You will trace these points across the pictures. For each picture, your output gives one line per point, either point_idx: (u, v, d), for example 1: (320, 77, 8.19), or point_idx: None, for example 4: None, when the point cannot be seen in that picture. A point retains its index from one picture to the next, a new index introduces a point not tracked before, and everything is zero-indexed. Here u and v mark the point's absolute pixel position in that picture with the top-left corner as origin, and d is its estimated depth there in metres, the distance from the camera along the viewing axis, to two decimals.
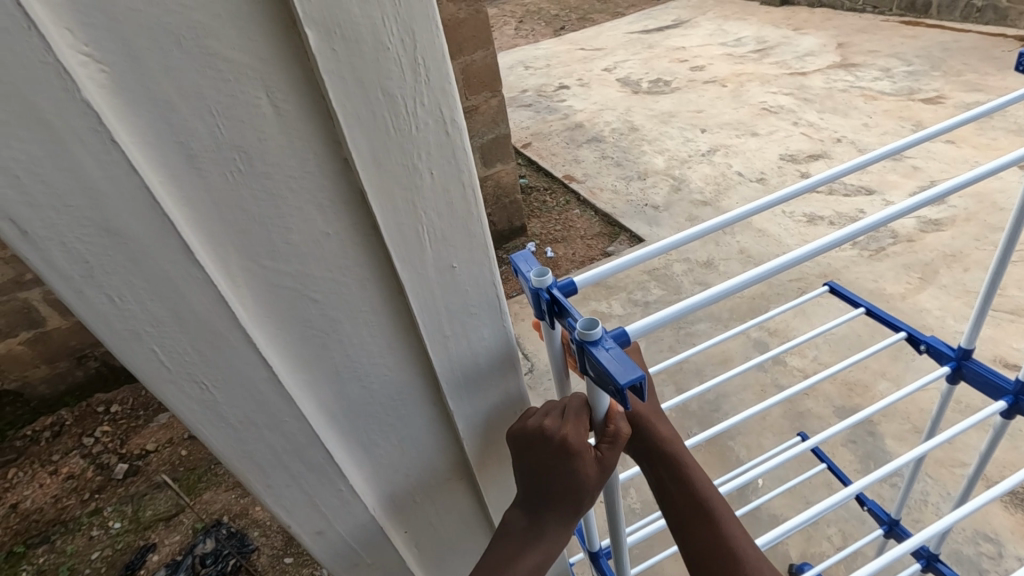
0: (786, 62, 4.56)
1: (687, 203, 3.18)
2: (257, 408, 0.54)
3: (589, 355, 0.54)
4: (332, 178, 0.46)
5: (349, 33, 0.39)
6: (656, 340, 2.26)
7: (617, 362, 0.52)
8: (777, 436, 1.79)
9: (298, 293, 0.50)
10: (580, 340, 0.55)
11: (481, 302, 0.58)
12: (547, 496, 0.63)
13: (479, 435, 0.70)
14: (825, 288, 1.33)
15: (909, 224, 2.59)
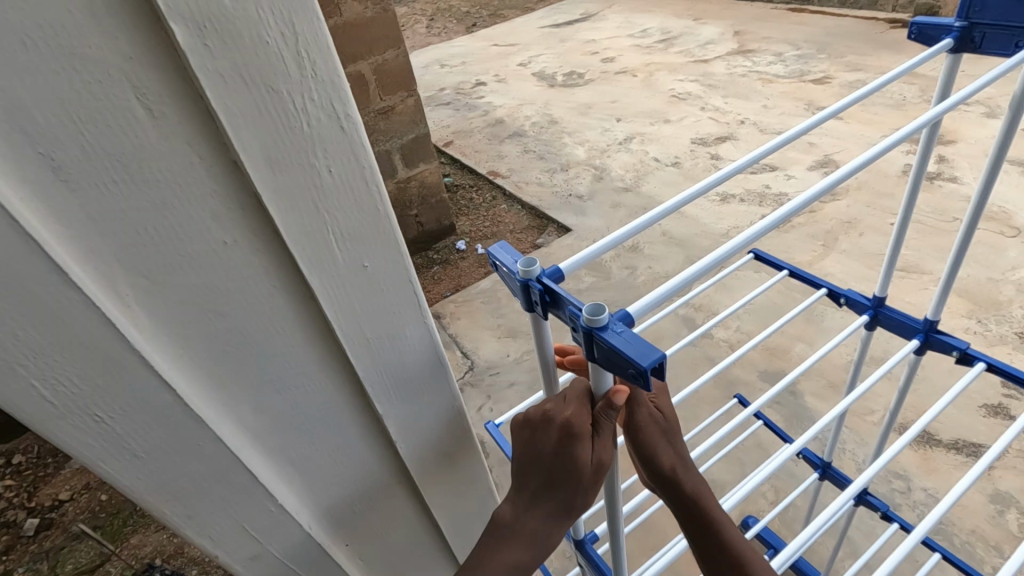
0: (690, 50, 4.79)
1: (610, 190, 3.27)
2: (166, 433, 0.50)
3: (599, 345, 0.52)
4: (224, 184, 0.43)
5: (224, 28, 0.37)
6: None
7: (635, 347, 0.50)
8: (710, 405, 1.89)
9: (199, 306, 0.47)
10: (587, 330, 0.52)
11: (401, 300, 0.57)
12: (540, 482, 0.62)
13: (413, 436, 0.69)
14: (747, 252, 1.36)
15: (810, 196, 2.79)
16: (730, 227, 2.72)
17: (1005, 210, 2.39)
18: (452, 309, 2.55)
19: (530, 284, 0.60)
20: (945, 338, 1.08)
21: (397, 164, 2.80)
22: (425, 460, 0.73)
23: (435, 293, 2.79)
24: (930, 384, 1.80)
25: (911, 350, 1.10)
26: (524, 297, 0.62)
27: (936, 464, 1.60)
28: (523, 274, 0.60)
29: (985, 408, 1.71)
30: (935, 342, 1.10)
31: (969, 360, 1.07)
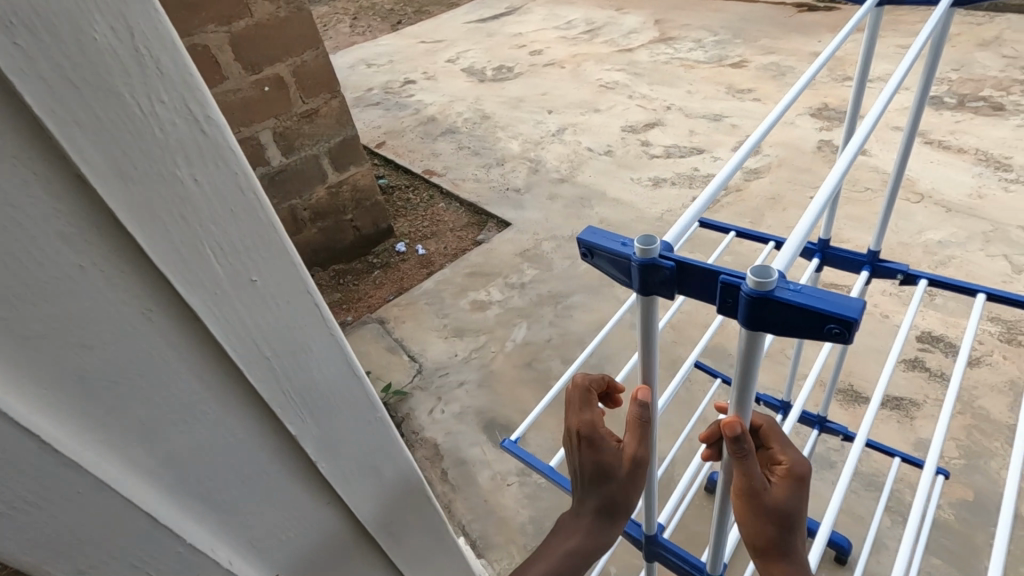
0: (614, 40, 4.87)
1: (546, 182, 3.29)
2: (36, 483, 0.45)
3: (777, 305, 0.52)
4: (69, 200, 0.40)
5: (37, 27, 0.35)
6: (537, 318, 2.33)
7: (821, 299, 0.51)
8: None
9: (61, 338, 0.43)
10: (758, 292, 0.53)
11: (295, 308, 0.56)
12: (602, 479, 0.78)
13: (340, 452, 0.68)
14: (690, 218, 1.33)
15: (737, 176, 2.90)
16: (664, 211, 2.80)
17: (910, 177, 2.57)
18: (396, 313, 2.50)
19: (656, 264, 0.60)
20: (890, 264, 1.14)
21: (327, 168, 2.72)
22: (350, 475, 0.71)
23: (378, 298, 2.73)
24: (855, 345, 1.92)
25: (864, 279, 1.14)
26: (642, 280, 0.62)
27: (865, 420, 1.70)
28: (646, 254, 0.60)
29: (904, 362, 1.84)
30: (882, 270, 1.16)
31: (912, 280, 1.12)
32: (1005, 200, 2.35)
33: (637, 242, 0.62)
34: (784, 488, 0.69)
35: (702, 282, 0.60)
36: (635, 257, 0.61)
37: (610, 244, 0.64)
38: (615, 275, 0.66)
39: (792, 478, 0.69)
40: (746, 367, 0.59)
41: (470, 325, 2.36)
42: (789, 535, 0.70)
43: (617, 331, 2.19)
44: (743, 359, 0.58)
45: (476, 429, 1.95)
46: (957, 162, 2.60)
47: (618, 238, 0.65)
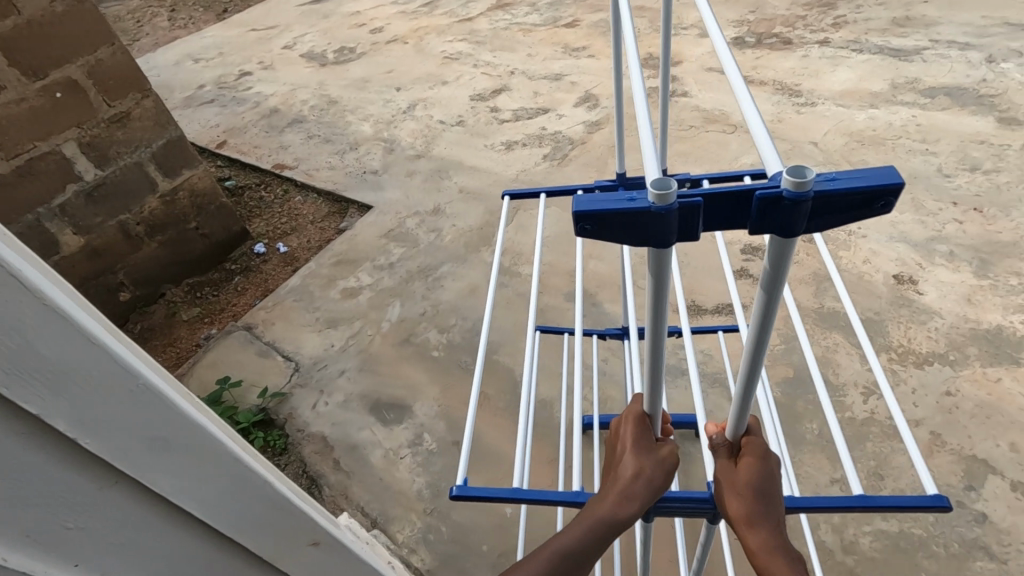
0: (453, 11, 4.85)
1: (403, 159, 3.25)
2: None
3: (826, 196, 0.51)
4: None
5: None
6: (410, 294, 2.34)
7: (865, 179, 0.51)
8: (529, 336, 2.07)
9: None
10: (803, 192, 0.51)
11: (34, 309, 0.45)
12: (629, 473, 0.76)
13: (217, 499, 0.64)
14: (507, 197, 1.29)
15: (579, 130, 3.07)
16: (518, 171, 2.90)
17: (724, 113, 2.88)
18: (263, 316, 2.38)
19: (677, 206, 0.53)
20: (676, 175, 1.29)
21: (155, 175, 2.49)
22: (190, 491, 0.61)
23: (243, 305, 2.58)
24: (693, 266, 2.15)
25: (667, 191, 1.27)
26: (667, 229, 0.54)
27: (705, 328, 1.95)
28: (668, 199, 0.52)
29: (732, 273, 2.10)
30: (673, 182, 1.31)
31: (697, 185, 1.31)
32: (798, 121, 2.71)
33: (648, 188, 0.53)
34: (750, 460, 0.76)
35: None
36: (656, 205, 0.52)
37: (609, 204, 0.54)
38: (620, 240, 0.56)
39: (757, 454, 0.76)
40: (778, 285, 0.55)
41: (344, 313, 2.32)
42: (757, 507, 0.73)
43: (488, 294, 2.27)
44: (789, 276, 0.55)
45: (362, 413, 1.94)
46: (759, 93, 2.95)
47: (615, 195, 0.55)
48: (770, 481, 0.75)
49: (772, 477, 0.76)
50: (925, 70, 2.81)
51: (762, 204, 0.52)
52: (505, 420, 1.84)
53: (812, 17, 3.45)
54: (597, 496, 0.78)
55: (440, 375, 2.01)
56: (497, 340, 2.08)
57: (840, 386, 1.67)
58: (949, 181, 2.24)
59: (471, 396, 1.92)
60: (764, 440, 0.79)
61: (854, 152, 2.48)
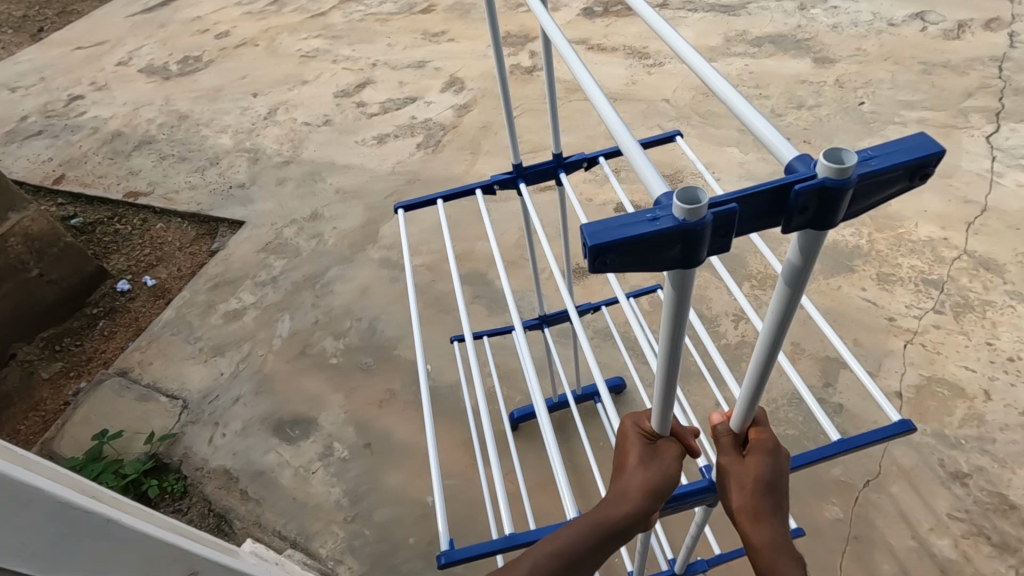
0: (303, 7, 4.61)
1: (271, 168, 3.06)
2: None
3: (866, 178, 0.47)
4: None
5: None
6: (298, 305, 2.24)
7: (899, 152, 0.48)
8: (427, 325, 2.07)
9: None
10: (844, 180, 0.46)
11: None
12: (636, 482, 0.73)
13: (7, 540, 0.60)
14: (402, 208, 1.23)
15: (449, 114, 3.06)
16: (394, 164, 2.84)
17: (584, 82, 2.99)
18: (138, 357, 2.18)
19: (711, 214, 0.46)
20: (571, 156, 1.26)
21: None
22: None
23: (113, 349, 2.35)
24: None
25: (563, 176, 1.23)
26: (700, 244, 0.47)
27: (592, 287, 2.05)
28: (705, 213, 0.45)
29: None
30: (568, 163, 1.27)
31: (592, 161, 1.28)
32: (651, 82, 2.88)
33: (677, 201, 0.45)
34: (758, 456, 0.73)
35: (753, 210, 0.49)
36: (693, 221, 0.45)
37: (633, 228, 0.46)
38: (643, 268, 0.48)
39: (766, 449, 0.74)
40: (805, 277, 0.52)
41: (230, 338, 2.18)
42: (761, 503, 0.71)
43: (380, 291, 2.23)
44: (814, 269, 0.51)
45: (265, 435, 1.85)
46: (613, 59, 3.09)
47: (633, 215, 0.47)
48: (779, 478, 0.73)
49: (781, 474, 0.73)
50: (751, 22, 3.07)
51: (803, 198, 0.47)
52: (415, 412, 1.83)
53: None
54: (604, 503, 0.74)
55: (342, 381, 1.95)
56: (396, 335, 2.06)
57: (715, 318, 1.83)
58: (781, 119, 2.49)
59: (377, 395, 1.89)
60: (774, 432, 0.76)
61: (701, 104, 2.68)
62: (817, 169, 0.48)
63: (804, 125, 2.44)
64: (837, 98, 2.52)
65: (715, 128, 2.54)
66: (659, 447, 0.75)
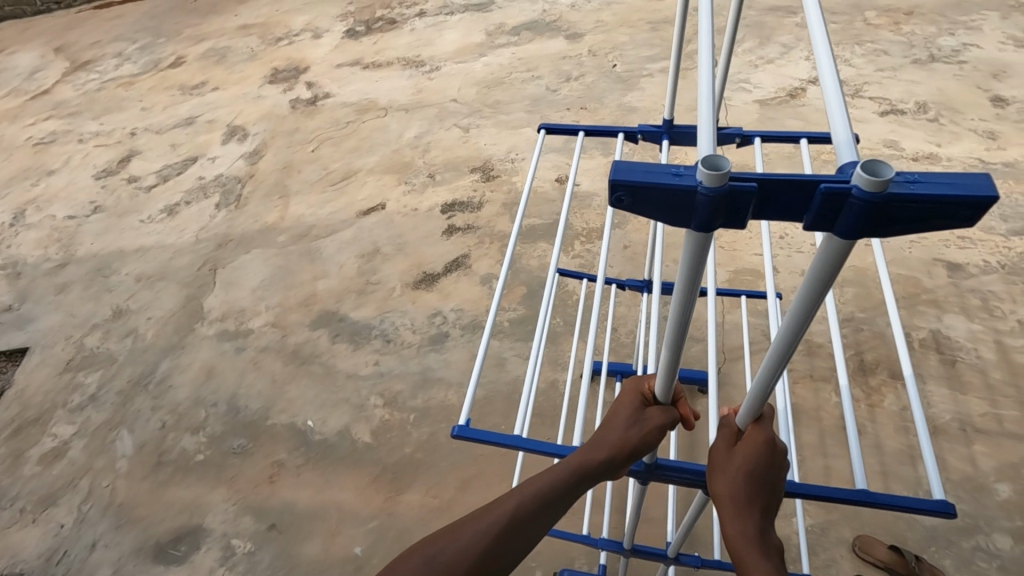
0: (16, 88, 3.89)
1: (41, 277, 2.59)
2: None
3: (912, 201, 0.40)
4: None
5: None
6: (136, 414, 1.96)
7: (960, 186, 0.40)
8: (294, 381, 1.94)
9: None
10: (880, 193, 0.40)
11: None
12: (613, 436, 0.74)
13: None
14: (543, 128, 1.08)
15: (242, 165, 2.87)
16: (196, 232, 2.59)
17: (371, 101, 3.01)
18: None
19: (722, 192, 0.43)
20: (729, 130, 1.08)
21: None
22: None
23: None
24: (411, 244, 2.28)
25: None
26: (705, 217, 0.44)
27: (446, 290, 2.10)
28: (719, 179, 0.42)
29: (445, 234, 2.28)
30: (724, 136, 1.10)
31: (750, 142, 1.09)
32: (434, 87, 2.99)
33: (698, 161, 0.44)
34: (752, 454, 0.71)
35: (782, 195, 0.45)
36: (704, 187, 0.42)
37: (648, 175, 0.45)
38: (656, 219, 0.46)
39: (759, 448, 0.71)
40: (822, 291, 0.47)
41: (58, 481, 1.83)
42: (744, 501, 0.71)
43: (227, 366, 2.04)
44: (822, 281, 0.46)
45: (146, 567, 1.61)
46: (391, 74, 3.15)
47: (655, 165, 0.46)
48: (768, 472, 0.71)
49: (774, 468, 0.72)
50: (505, 15, 3.33)
51: (828, 197, 0.42)
52: (312, 472, 1.73)
53: None
54: (580, 448, 0.76)
55: (218, 474, 1.76)
56: (263, 404, 1.90)
57: None
58: (557, 94, 2.76)
59: (265, 472, 1.74)
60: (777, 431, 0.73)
61: (487, 96, 2.85)
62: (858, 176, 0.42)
63: (577, 95, 2.74)
64: (595, 66, 2.87)
65: (505, 115, 2.73)
66: (642, 411, 0.75)
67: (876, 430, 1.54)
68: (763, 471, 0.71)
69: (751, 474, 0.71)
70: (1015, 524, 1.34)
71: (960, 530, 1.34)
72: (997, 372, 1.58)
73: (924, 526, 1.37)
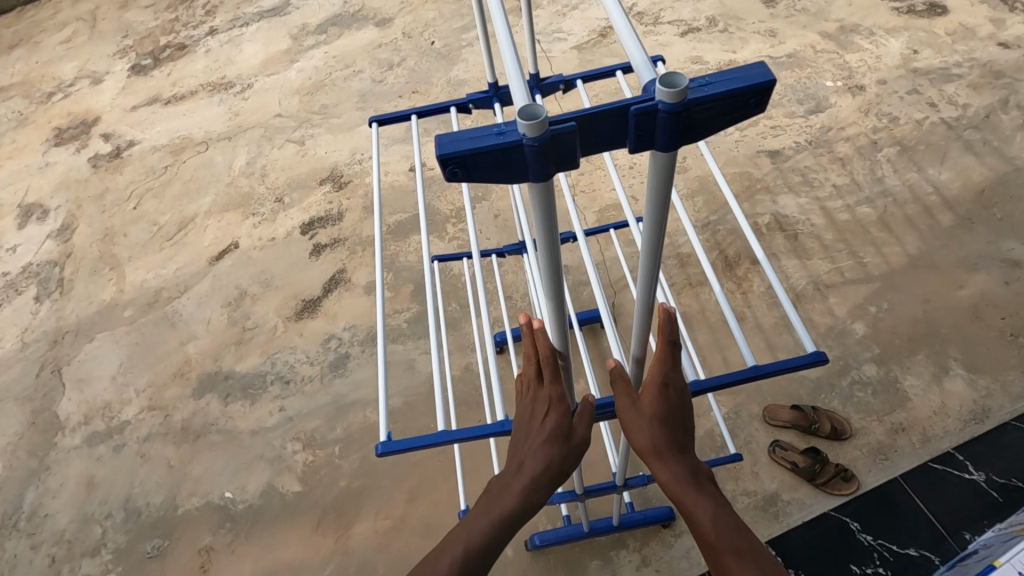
0: None
1: None
2: None
3: (709, 103, 0.44)
4: None
5: None
6: (14, 561, 1.67)
7: (741, 80, 0.45)
8: (196, 459, 1.76)
9: None
10: (680, 103, 0.44)
11: None
12: (539, 462, 0.74)
13: None
14: (376, 121, 1.03)
15: (52, 246, 2.47)
16: (18, 336, 2.21)
17: (185, 138, 2.72)
18: None
19: (549, 137, 0.44)
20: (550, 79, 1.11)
21: None
22: None
23: None
24: (279, 276, 2.12)
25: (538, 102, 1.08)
26: (540, 163, 0.45)
27: (331, 311, 1.99)
28: (540, 127, 0.44)
29: (313, 255, 2.16)
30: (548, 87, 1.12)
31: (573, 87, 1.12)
32: (252, 107, 2.77)
33: (517, 114, 0.44)
34: (651, 400, 0.77)
35: (603, 127, 0.47)
36: (529, 136, 0.43)
37: (477, 138, 0.45)
38: (499, 180, 0.47)
39: (656, 392, 0.77)
40: (663, 201, 0.51)
41: None
42: (660, 446, 0.75)
43: (110, 469, 1.79)
44: (658, 194, 0.50)
45: None
46: (198, 104, 2.86)
47: (481, 128, 0.46)
48: (673, 409, 0.77)
49: (677, 403, 0.77)
50: (305, 14, 3.14)
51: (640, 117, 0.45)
52: (246, 544, 1.59)
53: (183, 14, 3.40)
54: (507, 472, 0.76)
55: None
56: (166, 496, 1.71)
57: None
58: (384, 85, 2.68)
59: (194, 563, 1.58)
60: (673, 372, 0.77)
61: (312, 103, 2.70)
62: (657, 93, 0.45)
63: (404, 81, 2.67)
64: (413, 48, 2.81)
65: (337, 117, 2.61)
66: (559, 422, 0.74)
67: (754, 312, 1.71)
68: (666, 412, 0.76)
69: (656, 418, 0.76)
70: (874, 353, 1.57)
71: (838, 372, 1.56)
72: (829, 233, 1.82)
73: (810, 379, 1.57)
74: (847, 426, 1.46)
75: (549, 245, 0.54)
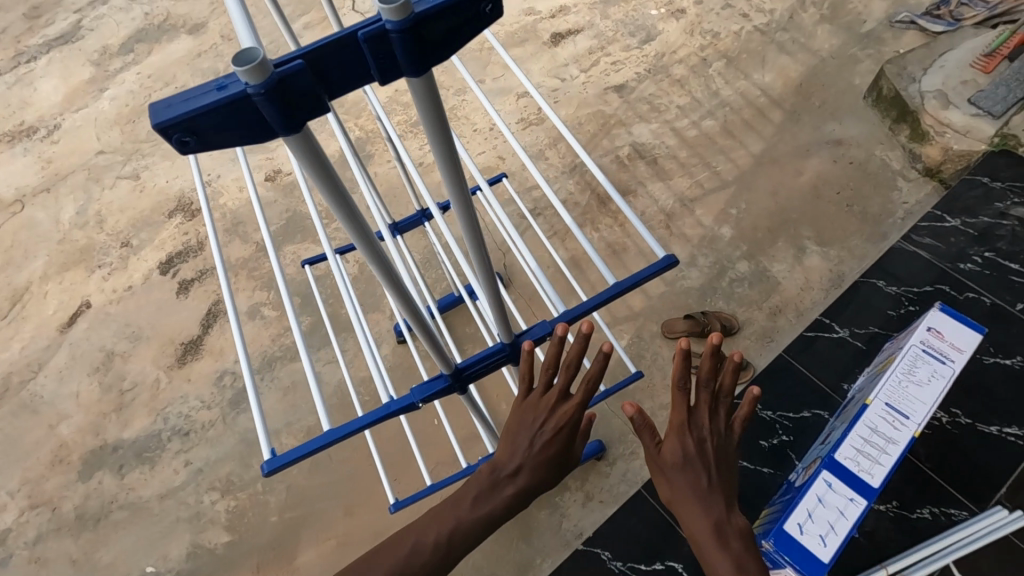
0: None
1: None
2: None
3: (435, 12, 0.42)
4: None
5: None
6: None
7: None
8: (103, 544, 1.59)
9: None
10: (404, 19, 0.41)
11: None
12: (539, 449, 0.80)
13: None
14: None
15: None
16: None
17: None
18: None
19: (276, 80, 0.40)
20: None
21: None
22: None
23: None
24: (147, 325, 1.92)
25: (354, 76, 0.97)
26: (278, 113, 0.42)
27: (216, 347, 1.84)
28: (258, 72, 0.39)
29: (181, 294, 1.97)
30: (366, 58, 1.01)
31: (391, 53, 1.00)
32: (66, 149, 2.44)
33: (233, 65, 0.40)
34: (674, 447, 0.75)
35: (340, 64, 0.44)
36: (249, 83, 0.39)
37: (197, 101, 0.41)
38: (244, 139, 0.44)
39: (678, 438, 0.75)
40: (432, 121, 0.49)
41: None
42: (686, 493, 0.75)
43: None
44: (424, 112, 0.48)
45: None
46: None
47: (202, 87, 0.42)
48: (699, 455, 0.75)
49: (704, 451, 0.75)
50: (102, 35, 2.79)
51: (368, 41, 0.42)
52: None
53: None
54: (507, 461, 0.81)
55: None
56: None
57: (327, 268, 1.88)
58: None
59: None
60: (701, 411, 0.76)
61: (137, 132, 2.43)
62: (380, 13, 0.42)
63: None
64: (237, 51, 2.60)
65: (170, 141, 2.37)
66: (564, 421, 0.80)
67: (634, 240, 1.79)
68: (691, 458, 0.75)
69: (679, 465, 0.75)
70: (742, 251, 1.71)
71: (716, 276, 1.68)
72: (683, 152, 1.93)
73: (695, 288, 1.68)
74: (734, 321, 1.59)
75: (342, 206, 0.50)
